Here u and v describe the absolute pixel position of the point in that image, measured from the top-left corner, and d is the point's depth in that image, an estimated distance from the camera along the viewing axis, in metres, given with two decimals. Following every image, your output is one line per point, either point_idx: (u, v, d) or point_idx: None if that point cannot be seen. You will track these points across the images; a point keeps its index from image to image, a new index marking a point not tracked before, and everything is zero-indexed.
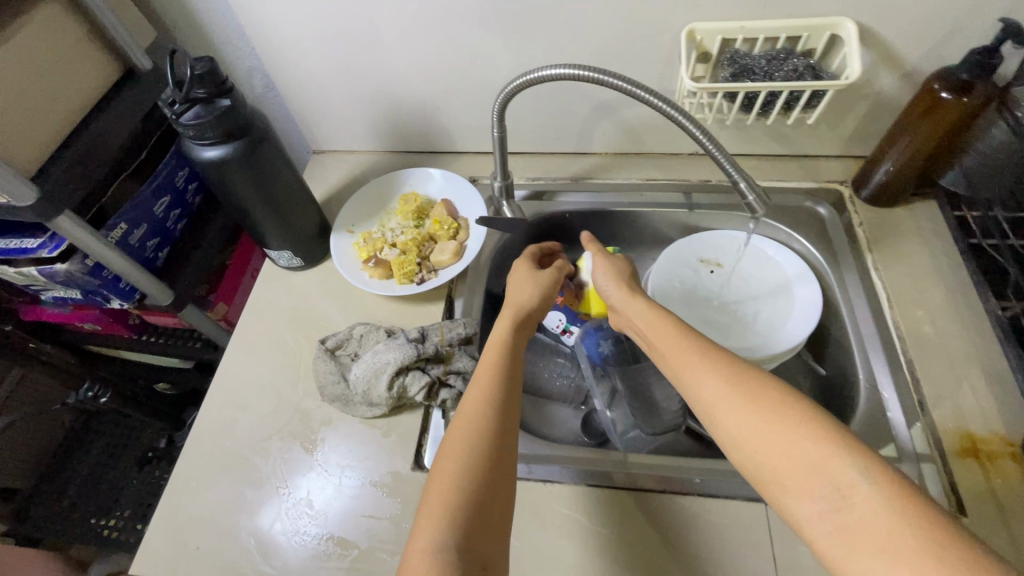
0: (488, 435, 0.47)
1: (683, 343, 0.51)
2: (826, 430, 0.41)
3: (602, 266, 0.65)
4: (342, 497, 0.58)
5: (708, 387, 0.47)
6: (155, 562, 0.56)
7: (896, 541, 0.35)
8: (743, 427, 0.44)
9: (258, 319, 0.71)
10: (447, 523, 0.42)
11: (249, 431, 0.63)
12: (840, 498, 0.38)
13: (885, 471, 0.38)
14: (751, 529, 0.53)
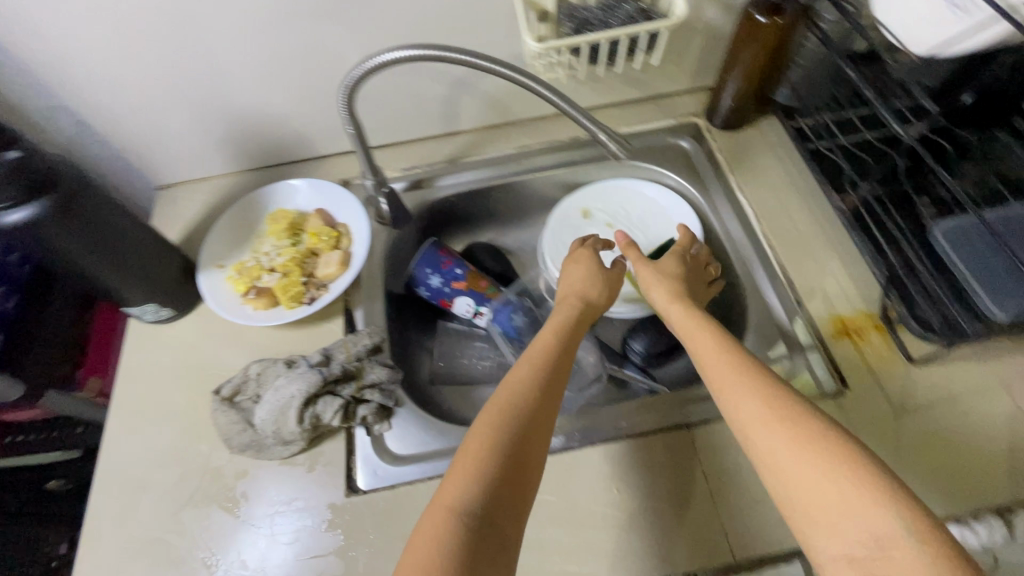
0: (531, 417, 0.47)
1: (738, 355, 0.49)
2: (883, 475, 0.40)
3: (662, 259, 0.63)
4: (278, 547, 0.54)
5: (747, 407, 0.45)
6: None
7: None
8: (780, 452, 0.43)
9: (134, 385, 0.64)
10: (480, 487, 0.43)
11: (154, 509, 0.56)
12: (876, 549, 0.37)
13: (939, 534, 0.37)
14: (681, 453, 0.56)
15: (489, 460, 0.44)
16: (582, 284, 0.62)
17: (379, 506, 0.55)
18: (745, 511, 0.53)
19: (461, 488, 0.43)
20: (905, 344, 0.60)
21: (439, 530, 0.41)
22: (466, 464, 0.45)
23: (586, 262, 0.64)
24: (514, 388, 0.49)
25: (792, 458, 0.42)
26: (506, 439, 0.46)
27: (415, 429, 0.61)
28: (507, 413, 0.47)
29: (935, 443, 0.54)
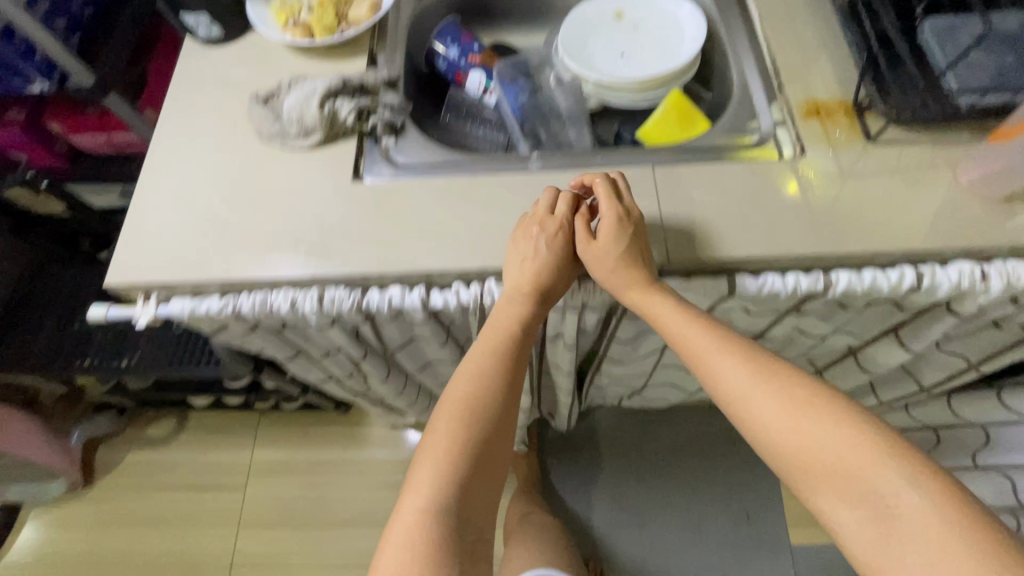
0: (499, 407, 0.55)
1: (716, 342, 0.53)
2: (870, 433, 0.46)
3: (613, 238, 0.57)
4: (291, 207, 0.64)
5: (735, 378, 0.52)
6: (126, 275, 0.62)
7: (943, 546, 0.40)
8: (784, 428, 0.48)
9: (182, 84, 0.73)
10: (456, 460, 0.52)
11: (192, 172, 0.67)
12: (887, 511, 0.43)
13: (934, 474, 0.44)
14: (642, 185, 0.64)
15: (461, 459, 0.52)
16: (532, 263, 0.57)
17: (377, 189, 0.65)
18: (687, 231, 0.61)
19: (432, 495, 0.50)
20: (867, 125, 0.65)
21: (420, 534, 0.48)
22: (428, 462, 0.52)
23: (525, 244, 0.58)
24: (490, 377, 0.56)
25: (788, 450, 0.48)
26: (484, 422, 0.54)
27: (417, 147, 0.69)
28: (483, 398, 0.55)
29: (869, 201, 0.61)
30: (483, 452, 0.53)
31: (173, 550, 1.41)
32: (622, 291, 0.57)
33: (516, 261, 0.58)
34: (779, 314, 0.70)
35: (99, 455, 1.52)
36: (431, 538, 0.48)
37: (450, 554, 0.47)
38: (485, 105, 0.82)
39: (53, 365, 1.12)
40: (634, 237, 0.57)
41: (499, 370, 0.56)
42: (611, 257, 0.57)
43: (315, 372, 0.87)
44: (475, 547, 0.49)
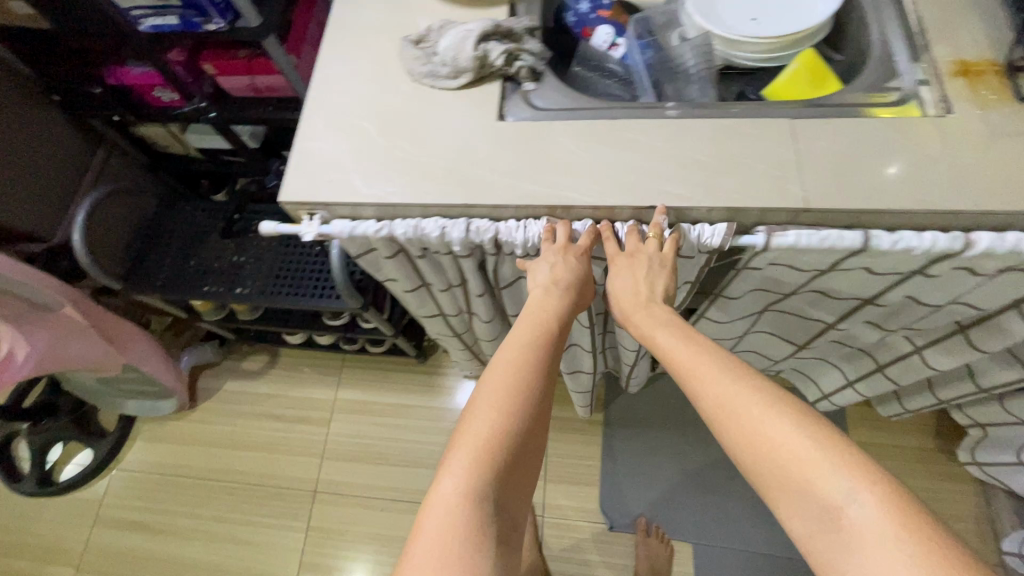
0: (533, 398, 0.54)
1: (692, 354, 0.54)
2: (825, 443, 0.46)
3: (617, 271, 0.62)
4: (440, 141, 0.69)
5: (714, 390, 0.51)
6: (295, 194, 0.69)
7: (886, 559, 0.41)
8: (745, 441, 0.48)
9: (338, 26, 0.79)
10: (497, 445, 0.50)
11: (350, 105, 0.73)
12: (832, 522, 0.44)
13: (882, 484, 0.44)
14: (780, 134, 0.65)
15: (496, 451, 0.50)
16: (558, 273, 0.63)
17: (520, 128, 0.69)
18: (825, 180, 0.62)
19: (469, 482, 0.48)
20: (1021, 88, 0.64)
21: (457, 518, 0.47)
22: (462, 452, 0.50)
23: (555, 258, 0.63)
24: (519, 367, 0.55)
25: (745, 457, 0.48)
26: (519, 416, 0.52)
27: (555, 93, 0.73)
28: (515, 384, 0.54)
29: (1018, 161, 0.61)
30: (521, 444, 0.51)
31: (264, 472, 1.55)
32: (627, 311, 0.61)
33: (546, 267, 0.63)
34: (901, 275, 0.70)
35: (202, 381, 1.67)
36: (465, 524, 0.47)
37: (487, 536, 0.47)
38: (611, 59, 0.85)
39: (181, 290, 1.23)
40: (631, 266, 0.62)
41: (529, 360, 0.56)
42: (616, 287, 0.62)
43: (429, 305, 0.94)
44: (508, 534, 0.48)
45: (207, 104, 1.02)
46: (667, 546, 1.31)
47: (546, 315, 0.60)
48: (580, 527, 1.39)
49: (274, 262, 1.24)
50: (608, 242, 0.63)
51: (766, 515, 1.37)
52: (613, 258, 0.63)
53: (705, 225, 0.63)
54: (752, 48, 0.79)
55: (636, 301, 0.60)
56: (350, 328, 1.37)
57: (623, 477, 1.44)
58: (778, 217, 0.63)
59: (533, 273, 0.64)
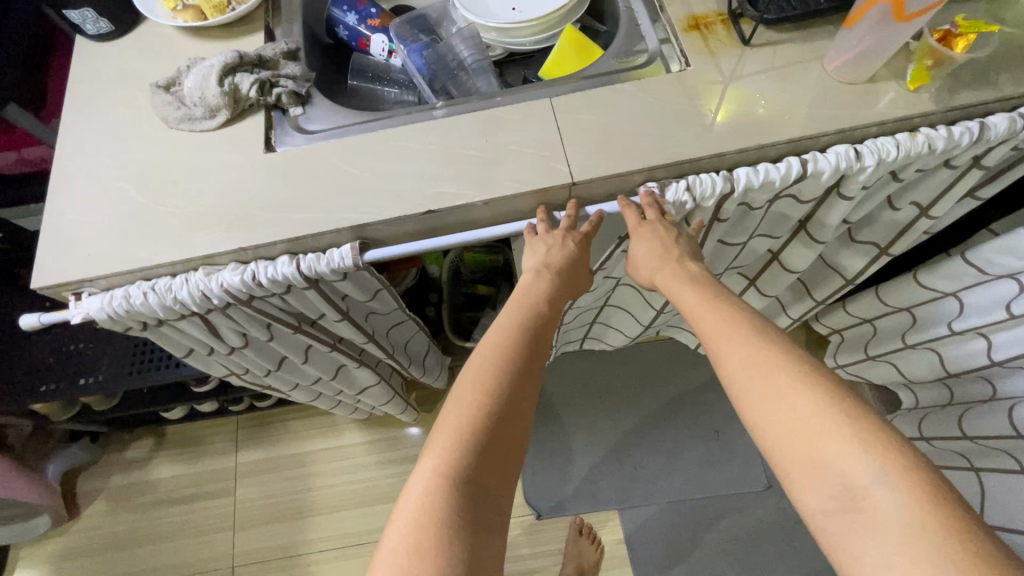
0: (523, 376, 0.53)
1: (726, 315, 0.52)
2: (857, 418, 0.43)
3: (638, 239, 0.62)
4: (207, 187, 0.65)
5: (744, 353, 0.49)
6: (54, 276, 0.62)
7: (911, 546, 0.38)
8: (773, 404, 0.46)
9: (82, 83, 0.72)
10: (471, 431, 0.49)
11: (103, 168, 0.67)
12: (853, 503, 0.41)
13: (913, 470, 0.41)
14: (542, 115, 0.66)
15: (473, 431, 0.49)
16: (556, 255, 0.62)
17: (287, 159, 0.66)
18: (589, 151, 0.64)
19: (445, 461, 0.47)
20: (744, 32, 0.69)
21: (429, 493, 0.45)
22: (449, 425, 0.49)
23: (560, 243, 0.63)
24: (519, 343, 0.55)
25: (764, 425, 0.46)
26: (507, 394, 0.51)
27: (327, 114, 0.71)
28: (499, 369, 0.52)
29: (750, 99, 0.66)
30: (506, 419, 0.50)
31: (173, 563, 1.43)
32: (656, 277, 0.60)
33: (541, 248, 0.63)
34: (703, 227, 0.74)
35: (82, 485, 1.51)
36: (434, 503, 0.45)
37: (460, 521, 0.45)
38: (393, 64, 0.83)
39: (14, 398, 1.11)
40: (655, 234, 0.61)
41: (524, 336, 0.55)
42: (639, 257, 0.62)
43: (214, 368, 0.85)
44: (483, 511, 0.47)
45: None
46: (599, 549, 1.31)
47: (542, 303, 0.59)
48: (511, 524, 1.39)
49: (113, 345, 1.14)
50: (631, 211, 0.63)
51: (681, 462, 1.44)
52: (635, 229, 0.62)
53: (331, 250, 0.63)
54: (519, 33, 0.81)
55: (666, 261, 0.60)
56: (223, 391, 1.28)
57: (544, 464, 1.45)
58: (558, 195, 0.65)
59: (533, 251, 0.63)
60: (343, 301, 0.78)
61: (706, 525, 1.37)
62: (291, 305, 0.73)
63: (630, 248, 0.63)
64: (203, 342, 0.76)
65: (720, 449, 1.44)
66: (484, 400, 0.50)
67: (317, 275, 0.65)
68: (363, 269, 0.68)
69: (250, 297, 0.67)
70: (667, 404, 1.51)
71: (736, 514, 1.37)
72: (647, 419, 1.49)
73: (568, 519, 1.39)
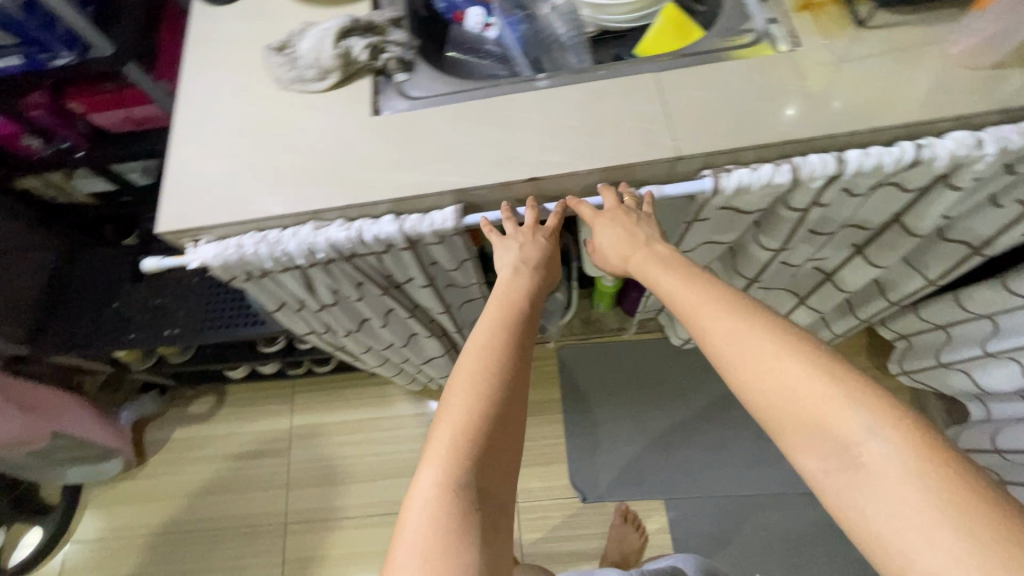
0: (514, 370, 0.54)
1: (699, 295, 0.52)
2: (842, 378, 0.45)
3: (603, 230, 0.61)
4: (317, 145, 0.68)
5: (723, 331, 0.49)
6: (176, 223, 0.67)
7: (909, 490, 0.40)
8: (760, 380, 0.47)
9: (200, 43, 0.76)
10: (472, 438, 0.50)
11: (220, 124, 0.71)
12: (851, 461, 0.43)
13: (901, 419, 0.43)
14: (646, 89, 0.66)
15: (473, 435, 0.50)
16: (525, 251, 0.63)
17: (393, 122, 0.68)
18: (695, 127, 0.64)
19: (446, 472, 0.48)
20: (858, 13, 0.68)
21: (437, 505, 0.46)
22: (443, 435, 0.50)
23: (526, 238, 0.64)
24: (501, 339, 0.55)
25: (755, 398, 0.47)
26: (500, 394, 0.52)
27: (428, 81, 0.73)
28: (489, 368, 0.53)
29: (862, 80, 0.64)
30: (503, 418, 0.51)
31: (229, 514, 1.50)
32: (626, 262, 0.60)
33: (512, 248, 0.64)
34: (801, 212, 0.73)
35: (149, 434, 1.60)
36: (443, 518, 0.46)
37: (470, 528, 0.46)
38: (489, 38, 0.84)
39: (100, 344, 1.17)
40: (617, 219, 0.61)
41: (507, 330, 0.56)
42: (606, 245, 0.62)
43: (299, 324, 0.89)
44: (492, 518, 0.48)
45: (77, 144, 0.97)
46: (641, 537, 1.30)
47: (520, 297, 0.59)
48: (555, 505, 1.41)
49: (192, 300, 1.19)
50: (583, 207, 0.63)
51: (730, 459, 1.42)
52: (597, 217, 0.62)
53: (435, 212, 0.65)
54: (616, 10, 0.81)
55: (634, 247, 0.59)
56: (289, 353, 1.34)
57: (589, 449, 1.46)
58: (659, 170, 0.65)
59: (501, 255, 0.64)
60: (428, 269, 0.80)
61: (752, 523, 1.35)
62: (382, 266, 0.75)
63: (597, 240, 0.63)
64: (297, 296, 0.79)
65: (770, 449, 1.42)
66: (478, 405, 0.51)
67: (415, 237, 0.67)
68: (457, 235, 0.70)
69: (349, 254, 0.69)
70: (719, 399, 1.49)
71: (785, 515, 1.35)
72: (697, 413, 1.48)
73: (612, 505, 1.39)
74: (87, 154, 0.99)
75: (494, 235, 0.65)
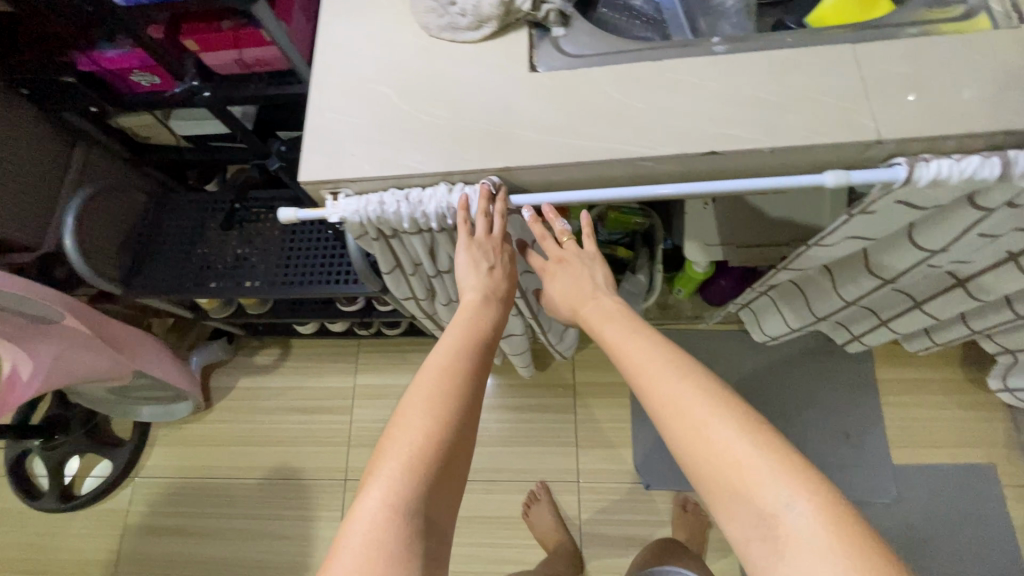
0: (467, 399, 0.56)
1: (648, 358, 0.58)
2: (766, 448, 0.50)
3: (556, 277, 0.73)
4: (469, 100, 0.63)
5: (666, 392, 0.54)
6: (318, 173, 0.63)
7: (818, 560, 0.45)
8: (691, 444, 0.52)
9: None
10: (420, 465, 0.51)
11: (364, 70, 0.66)
12: (769, 529, 0.48)
13: (817, 490, 0.47)
14: (842, 62, 0.59)
15: (426, 463, 0.51)
16: (492, 280, 0.65)
17: (554, 80, 0.63)
18: (898, 108, 0.57)
19: (394, 495, 0.50)
20: None
21: (379, 533, 0.48)
22: (394, 460, 0.51)
23: (496, 260, 0.65)
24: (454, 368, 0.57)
25: (687, 460, 0.52)
26: (454, 425, 0.54)
27: (587, 38, 0.67)
28: (447, 396, 0.55)
29: None
30: (455, 445, 0.53)
31: (290, 465, 1.52)
32: (580, 312, 0.69)
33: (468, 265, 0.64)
34: (984, 213, 0.65)
35: (215, 380, 1.63)
36: (390, 539, 0.48)
37: (415, 550, 0.48)
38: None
39: (185, 288, 1.16)
40: (569, 270, 0.72)
41: (464, 358, 0.58)
42: (561, 290, 0.72)
43: (403, 288, 0.86)
44: (433, 542, 0.50)
45: (200, 83, 0.94)
46: (706, 529, 1.31)
47: (467, 326, 0.61)
48: (615, 488, 1.39)
49: (277, 253, 1.18)
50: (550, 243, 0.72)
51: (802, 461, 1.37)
52: (556, 264, 0.73)
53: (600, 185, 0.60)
54: None
55: (583, 300, 0.69)
56: (366, 313, 1.32)
57: (655, 437, 1.43)
58: (846, 155, 0.59)
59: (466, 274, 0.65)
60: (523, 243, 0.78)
61: None
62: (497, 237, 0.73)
63: (554, 285, 0.73)
64: (415, 259, 0.76)
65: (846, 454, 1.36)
66: (428, 431, 0.52)
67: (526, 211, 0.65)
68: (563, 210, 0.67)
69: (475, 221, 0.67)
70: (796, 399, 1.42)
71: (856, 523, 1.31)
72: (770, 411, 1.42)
73: (673, 494, 1.37)
74: (198, 98, 0.95)
75: (463, 234, 0.63)
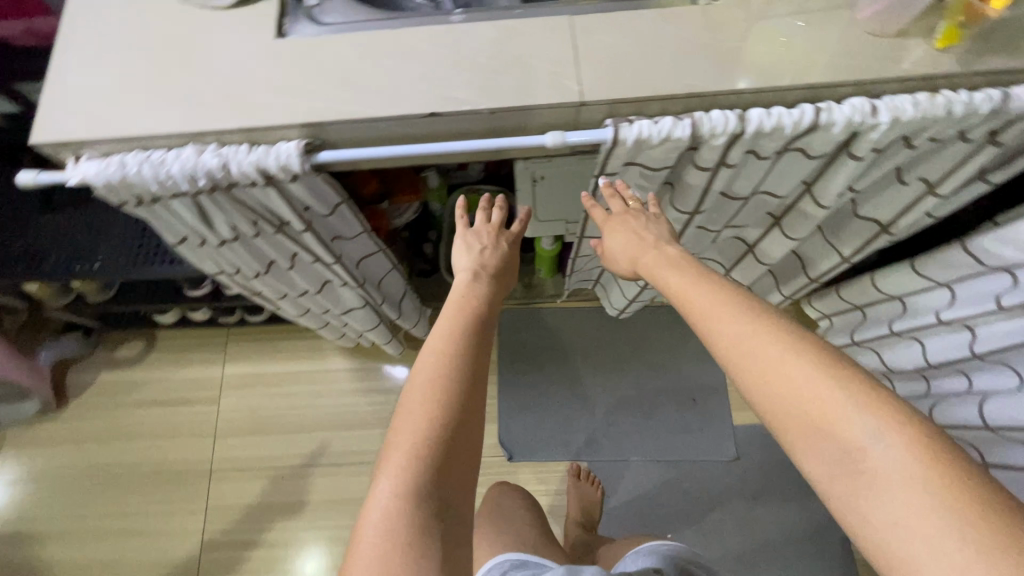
0: (474, 377, 0.53)
1: (706, 296, 0.53)
2: (847, 381, 0.45)
3: (615, 231, 0.68)
4: (215, 65, 0.65)
5: (730, 331, 0.49)
6: (51, 134, 0.63)
7: (914, 495, 0.40)
8: (761, 385, 0.47)
9: None
10: (428, 449, 0.48)
11: (111, 34, 0.67)
12: (855, 464, 0.42)
13: (908, 424, 0.42)
14: (557, 31, 0.65)
15: (433, 442, 0.48)
16: (485, 255, 0.71)
17: (299, 46, 0.66)
18: (599, 72, 0.63)
19: (403, 483, 0.46)
20: None
21: (392, 527, 0.44)
22: (403, 446, 0.48)
23: (489, 241, 0.74)
24: (452, 339, 0.55)
25: (760, 403, 0.47)
26: (456, 396, 0.51)
27: (340, 7, 0.70)
28: (449, 366, 0.52)
29: (771, 39, 0.64)
30: (464, 416, 0.50)
31: (152, 460, 1.47)
32: (635, 261, 0.65)
33: (465, 253, 0.71)
34: (711, 171, 0.73)
35: (70, 376, 1.55)
36: (404, 532, 0.44)
37: (432, 541, 0.45)
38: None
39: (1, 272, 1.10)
40: (626, 223, 0.68)
41: (464, 329, 0.56)
42: (614, 244, 0.68)
43: (205, 261, 0.86)
44: (452, 525, 0.46)
45: None
46: (598, 487, 1.34)
47: (471, 303, 0.60)
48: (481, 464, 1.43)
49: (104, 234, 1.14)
50: (614, 200, 0.70)
51: (656, 427, 1.46)
52: (613, 218, 0.70)
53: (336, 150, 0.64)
54: None
55: (641, 249, 0.65)
56: (216, 299, 1.29)
57: (520, 411, 1.48)
58: (562, 116, 0.64)
59: (461, 254, 0.71)
60: (307, 212, 0.78)
61: (670, 488, 1.40)
62: (269, 205, 0.73)
63: (610, 238, 0.69)
64: (195, 230, 0.76)
65: (693, 418, 1.45)
66: (430, 413, 0.49)
67: (273, 174, 0.64)
68: (314, 174, 0.68)
69: (229, 185, 0.67)
70: (650, 369, 1.51)
71: (702, 479, 1.41)
72: (628, 381, 1.50)
73: (536, 465, 1.43)
74: None
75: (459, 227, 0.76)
